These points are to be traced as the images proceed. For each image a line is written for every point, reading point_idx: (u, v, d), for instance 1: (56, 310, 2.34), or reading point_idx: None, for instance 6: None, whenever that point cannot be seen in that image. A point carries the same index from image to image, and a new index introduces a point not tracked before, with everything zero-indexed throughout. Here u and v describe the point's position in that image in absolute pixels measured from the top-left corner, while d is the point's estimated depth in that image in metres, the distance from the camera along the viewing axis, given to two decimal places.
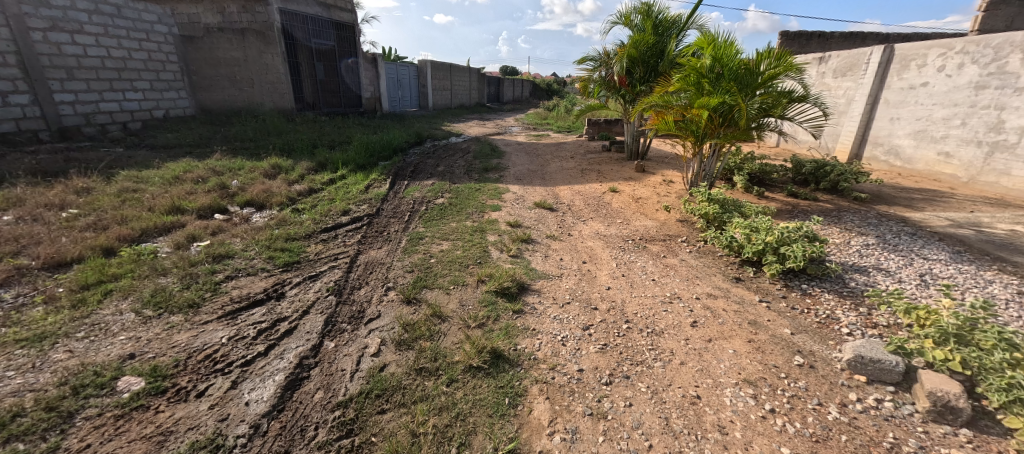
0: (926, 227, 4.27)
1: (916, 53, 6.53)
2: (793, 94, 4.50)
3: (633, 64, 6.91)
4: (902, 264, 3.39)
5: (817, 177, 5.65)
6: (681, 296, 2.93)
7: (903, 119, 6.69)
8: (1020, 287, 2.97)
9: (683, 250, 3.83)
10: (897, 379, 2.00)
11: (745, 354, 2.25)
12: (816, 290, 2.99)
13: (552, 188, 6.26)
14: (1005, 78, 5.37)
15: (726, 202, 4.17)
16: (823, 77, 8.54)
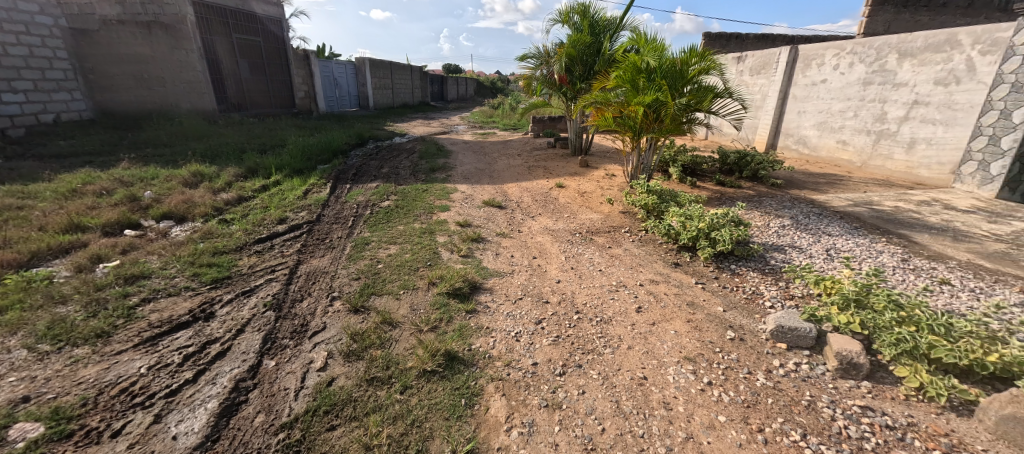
0: (830, 207, 4.84)
1: (816, 53, 7.35)
2: (718, 90, 4.84)
3: (572, 62, 7.12)
4: (812, 241, 3.81)
5: (741, 166, 6.18)
6: (626, 283, 3.08)
7: (809, 112, 7.50)
8: (903, 255, 3.47)
9: (626, 240, 4.02)
10: (812, 343, 2.26)
11: (684, 333, 2.41)
12: (743, 269, 3.29)
13: (500, 186, 6.29)
14: (886, 75, 6.20)
15: (663, 193, 4.44)
16: (741, 75, 9.33)
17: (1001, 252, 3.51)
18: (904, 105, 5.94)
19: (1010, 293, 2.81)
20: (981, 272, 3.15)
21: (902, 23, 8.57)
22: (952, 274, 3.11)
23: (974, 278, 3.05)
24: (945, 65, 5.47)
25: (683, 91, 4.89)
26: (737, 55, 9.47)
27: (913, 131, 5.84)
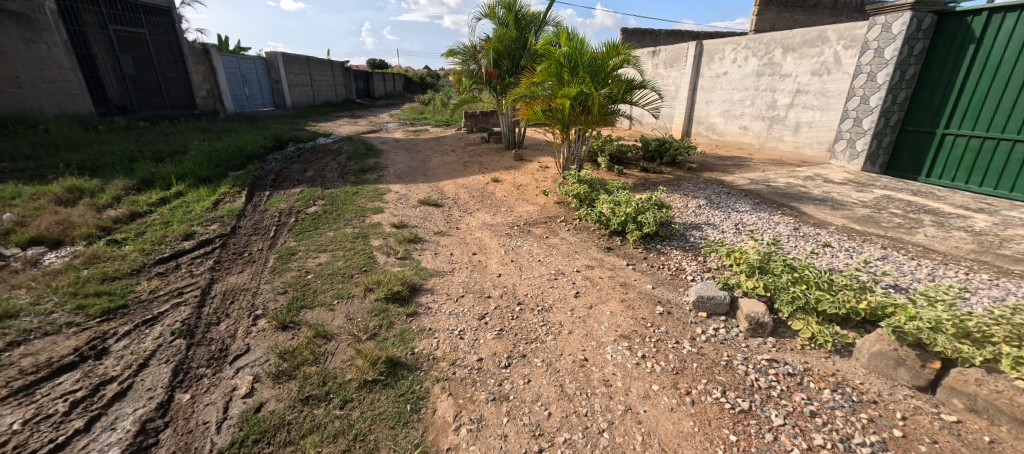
0: (736, 186, 5.40)
1: (718, 47, 8.12)
2: (635, 82, 5.14)
3: (499, 56, 7.14)
4: (723, 217, 4.23)
5: (661, 152, 6.67)
6: (564, 271, 3.19)
7: (715, 101, 8.28)
8: (795, 224, 3.99)
9: (562, 229, 4.16)
10: (727, 309, 2.52)
11: (619, 312, 2.57)
12: (667, 248, 3.56)
13: (436, 183, 6.17)
14: (774, 67, 7.02)
15: (594, 181, 4.64)
16: (656, 68, 10.02)
17: (867, 216, 4.18)
18: (790, 93, 6.78)
19: (874, 250, 3.36)
20: (853, 234, 3.73)
21: (784, 21, 9.76)
22: (832, 238, 3.64)
23: (848, 240, 3.59)
24: (818, 58, 6.32)
25: (605, 83, 5.12)
26: (651, 50, 10.15)
27: (798, 115, 6.69)
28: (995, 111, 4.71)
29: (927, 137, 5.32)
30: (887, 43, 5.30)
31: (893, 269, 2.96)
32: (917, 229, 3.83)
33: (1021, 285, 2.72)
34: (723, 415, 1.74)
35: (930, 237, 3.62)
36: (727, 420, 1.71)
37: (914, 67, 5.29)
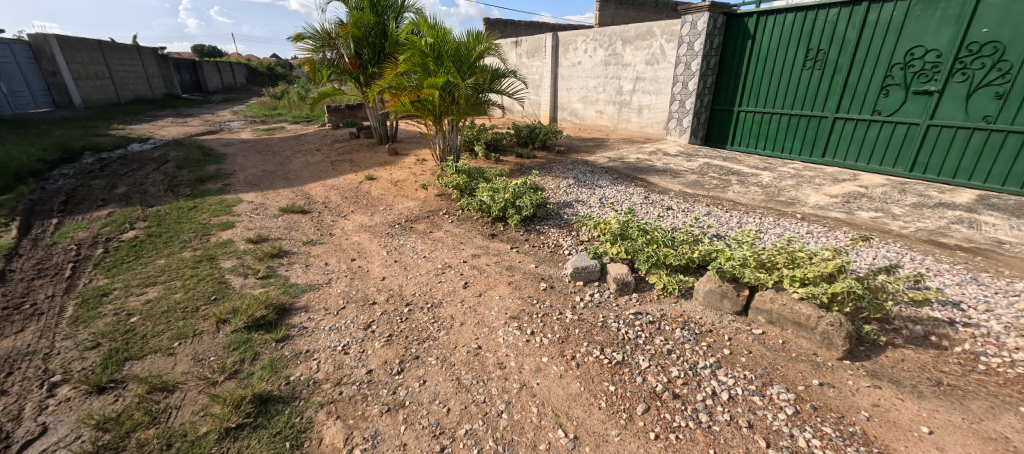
0: (598, 165, 6.04)
1: (571, 39, 8.84)
2: (500, 71, 5.24)
3: (358, 44, 6.59)
4: (590, 194, 4.70)
5: (532, 138, 7.04)
6: (451, 264, 3.16)
7: (574, 89, 9.05)
8: (646, 194, 4.64)
9: (446, 222, 4.11)
10: (599, 275, 2.82)
11: (507, 295, 2.66)
12: (545, 228, 3.81)
13: (300, 187, 5.50)
14: (617, 57, 7.96)
15: (472, 171, 4.67)
16: (520, 58, 10.47)
17: (696, 181, 5.08)
18: (632, 80, 7.78)
19: (702, 208, 4.12)
20: (687, 197, 4.50)
21: (620, 17, 11.13)
22: (672, 202, 4.34)
23: (684, 202, 4.32)
24: (649, 50, 7.35)
25: (470, 72, 5.12)
26: (513, 40, 10.56)
27: (639, 100, 7.73)
28: (768, 92, 6.14)
29: (729, 114, 6.69)
30: (695, 38, 6.43)
31: (715, 222, 3.66)
32: (728, 187, 4.81)
33: (792, 222, 3.64)
34: (603, 370, 1.95)
35: (737, 193, 4.58)
36: (606, 374, 1.92)
37: (715, 58, 6.55)
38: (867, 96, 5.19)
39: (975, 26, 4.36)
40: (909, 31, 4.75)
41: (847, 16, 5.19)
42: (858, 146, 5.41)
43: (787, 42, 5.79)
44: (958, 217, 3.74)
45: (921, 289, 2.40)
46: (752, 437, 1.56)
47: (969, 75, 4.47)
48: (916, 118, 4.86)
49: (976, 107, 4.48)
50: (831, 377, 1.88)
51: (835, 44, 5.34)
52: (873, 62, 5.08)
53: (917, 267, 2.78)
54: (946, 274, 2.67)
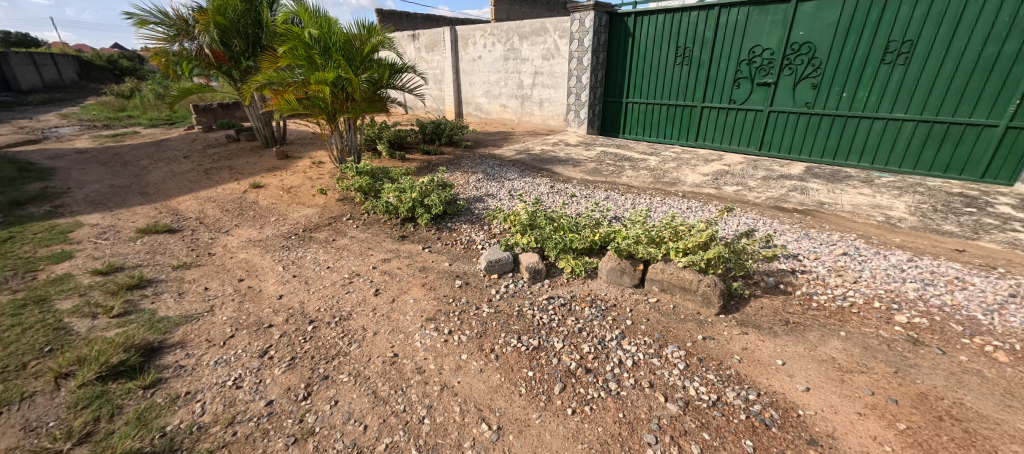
0: (505, 158, 6.16)
1: (469, 33, 8.80)
2: (397, 66, 4.98)
3: (226, 33, 5.73)
4: (499, 187, 4.77)
5: (438, 134, 6.90)
6: (360, 272, 2.97)
7: (477, 83, 9.07)
8: (551, 183, 4.86)
9: (350, 227, 3.83)
10: (513, 266, 2.89)
11: (422, 297, 2.59)
12: (457, 224, 3.77)
13: (164, 202, 4.67)
14: (515, 52, 8.14)
15: (375, 172, 4.42)
16: (418, 52, 10.12)
17: (595, 168, 5.47)
18: (531, 75, 8.04)
19: (601, 193, 4.45)
20: (588, 184, 4.82)
21: (515, 13, 11.39)
22: (576, 189, 4.62)
23: (585, 189, 4.62)
24: (544, 45, 7.66)
25: (364, 67, 4.78)
26: (410, 33, 10.16)
27: (539, 93, 8.04)
28: (649, 85, 6.83)
29: (619, 105, 7.30)
30: (584, 35, 6.88)
31: (613, 205, 3.98)
32: (622, 172, 5.27)
33: (675, 200, 4.12)
34: (522, 358, 2.00)
35: (630, 177, 5.04)
36: (525, 361, 1.99)
37: (603, 54, 7.08)
38: (725, 87, 6.07)
39: (795, 29, 5.34)
40: (750, 32, 5.65)
41: (704, 18, 5.98)
42: (722, 131, 6.31)
43: (660, 40, 6.48)
44: (794, 185, 4.59)
45: (772, 247, 2.91)
46: (653, 395, 1.75)
47: (794, 69, 5.48)
48: (761, 106, 5.83)
49: (800, 95, 5.51)
50: (711, 330, 2.19)
51: (697, 43, 6.13)
52: (726, 59, 5.94)
53: (768, 229, 3.36)
54: (788, 233, 3.26)
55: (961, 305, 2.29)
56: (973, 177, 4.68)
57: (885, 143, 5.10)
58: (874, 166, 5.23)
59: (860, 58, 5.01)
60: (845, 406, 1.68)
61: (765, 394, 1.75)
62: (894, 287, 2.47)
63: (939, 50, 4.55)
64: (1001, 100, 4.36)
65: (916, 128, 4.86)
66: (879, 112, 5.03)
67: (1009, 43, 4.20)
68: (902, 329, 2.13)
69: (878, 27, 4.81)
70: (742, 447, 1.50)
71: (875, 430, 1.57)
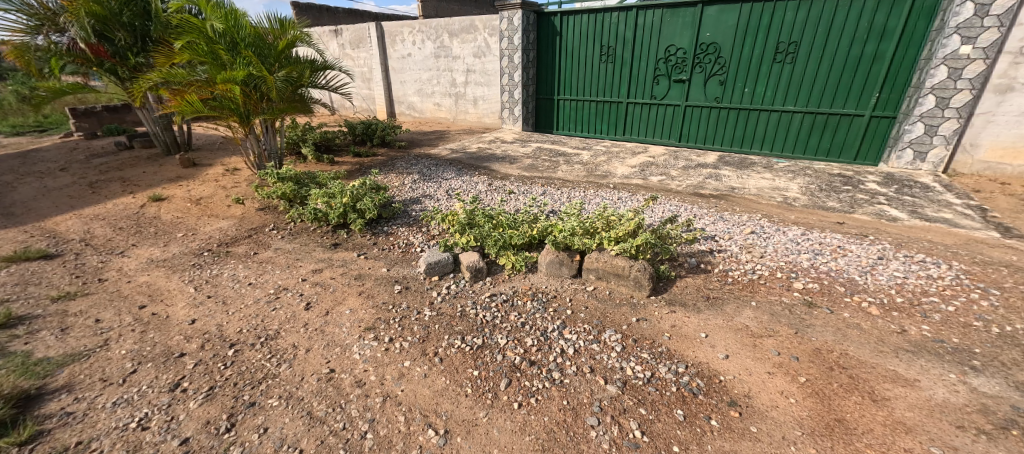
0: (442, 157, 6.05)
1: (396, 29, 8.49)
2: (318, 63, 4.65)
3: (106, 25, 4.98)
4: (437, 187, 4.67)
5: (369, 135, 6.59)
6: (288, 285, 2.74)
7: (408, 82, 8.80)
8: (489, 181, 4.87)
9: (274, 238, 3.52)
10: (454, 266, 2.85)
11: (359, 307, 2.46)
12: (393, 228, 3.64)
13: (37, 223, 3.96)
14: (446, 50, 8.01)
15: (300, 177, 4.10)
16: (342, 48, 9.57)
17: (531, 165, 5.57)
18: (463, 73, 7.97)
19: (539, 188, 4.54)
20: (525, 180, 4.90)
21: (444, 9, 11.20)
22: (513, 186, 4.67)
23: (523, 185, 4.69)
24: (475, 43, 7.62)
25: (279, 64, 4.40)
26: (331, 28, 9.56)
27: (473, 91, 8.00)
28: (578, 82, 7.10)
29: (551, 102, 7.50)
30: (513, 33, 6.96)
31: (550, 200, 4.09)
32: (557, 167, 5.43)
33: (608, 192, 4.33)
34: (466, 358, 1.99)
35: (565, 172, 5.21)
36: (470, 361, 1.97)
37: (533, 52, 7.22)
38: (646, 84, 6.49)
39: (702, 30, 5.84)
40: (664, 32, 6.08)
41: (623, 19, 6.33)
42: (645, 125, 6.74)
43: (586, 39, 6.75)
44: (710, 173, 5.04)
45: (693, 231, 3.17)
46: (594, 380, 1.83)
47: (704, 67, 6.00)
48: (678, 101, 6.31)
49: (711, 91, 6.05)
50: (644, 312, 2.34)
51: (619, 42, 6.48)
52: (646, 58, 6.35)
53: (689, 215, 3.66)
54: (706, 217, 3.58)
55: (842, 269, 2.67)
56: (849, 160, 5.46)
57: (781, 132, 5.77)
58: (774, 153, 5.91)
59: (757, 57, 5.61)
60: (757, 367, 1.89)
61: (692, 366, 1.91)
62: (792, 258, 2.82)
63: (817, 51, 5.23)
64: (865, 93, 5.13)
65: (804, 118, 5.57)
66: (775, 105, 5.68)
67: (868, 45, 4.95)
68: (800, 295, 2.44)
69: (769, 30, 5.42)
70: (674, 416, 1.62)
71: (782, 386, 1.78)
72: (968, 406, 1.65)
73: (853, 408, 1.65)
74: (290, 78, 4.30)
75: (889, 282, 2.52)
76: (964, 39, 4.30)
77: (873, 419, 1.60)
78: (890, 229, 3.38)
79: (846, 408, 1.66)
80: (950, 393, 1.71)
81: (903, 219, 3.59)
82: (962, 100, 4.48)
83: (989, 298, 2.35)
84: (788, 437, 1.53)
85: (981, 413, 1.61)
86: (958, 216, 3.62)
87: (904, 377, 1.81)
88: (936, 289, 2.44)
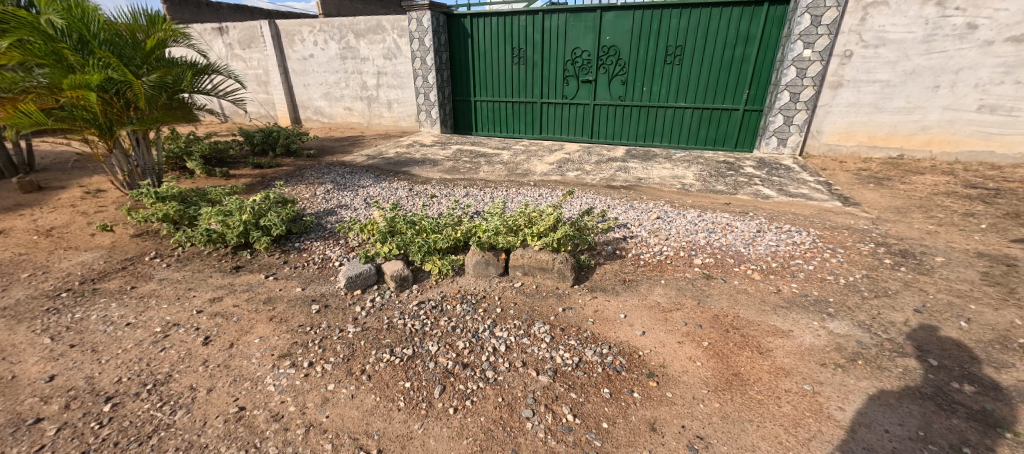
0: (357, 164, 5.72)
1: (294, 29, 7.82)
2: (200, 65, 4.10)
3: None
4: (353, 196, 4.41)
5: (270, 144, 5.99)
6: (179, 320, 2.36)
7: (312, 85, 8.17)
8: (409, 186, 4.73)
9: (158, 268, 3.02)
10: (377, 278, 2.72)
11: (271, 333, 2.22)
12: (306, 243, 3.35)
13: None
14: (353, 51, 7.58)
15: (185, 195, 3.59)
16: (230, 49, 8.56)
17: (452, 167, 5.51)
18: (374, 75, 7.61)
19: (461, 191, 4.52)
20: (447, 183, 4.84)
21: (347, 8, 10.57)
22: (435, 190, 4.59)
23: (445, 188, 4.63)
24: (384, 44, 7.32)
25: (148, 66, 3.81)
26: (215, 26, 8.51)
27: (386, 94, 7.69)
28: (493, 83, 7.20)
29: (468, 104, 7.51)
30: (424, 35, 6.83)
31: (473, 201, 4.09)
32: (479, 168, 5.44)
33: (529, 190, 4.45)
34: (397, 371, 1.91)
35: (486, 173, 5.25)
36: (401, 373, 1.90)
37: (445, 53, 7.16)
38: (556, 85, 6.79)
39: (603, 34, 6.27)
40: (569, 36, 6.42)
41: (531, 22, 6.55)
42: (559, 123, 7.06)
43: (497, 41, 6.87)
44: (620, 167, 5.44)
45: (607, 220, 3.40)
46: (526, 373, 1.87)
47: (607, 68, 6.45)
48: (587, 100, 6.71)
49: (615, 90, 6.53)
50: (569, 301, 2.46)
51: (529, 44, 6.69)
52: (555, 59, 6.64)
53: (604, 206, 3.92)
54: (618, 207, 3.86)
55: (731, 243, 3.07)
56: (732, 148, 6.27)
57: (677, 126, 6.43)
58: (672, 144, 6.56)
59: (651, 59, 6.18)
60: (669, 338, 2.10)
61: (614, 346, 2.05)
62: (691, 238, 3.17)
63: (699, 54, 5.92)
64: (739, 90, 5.93)
65: (694, 113, 6.26)
66: (669, 102, 6.31)
67: (737, 49, 5.74)
68: (700, 269, 2.75)
69: (659, 34, 6.00)
70: (601, 395, 1.73)
71: (690, 352, 1.99)
72: (827, 346, 2.00)
73: (745, 362, 1.91)
74: (163, 82, 3.72)
75: (766, 250, 2.95)
76: (804, 44, 5.19)
77: (761, 369, 1.87)
78: (764, 206, 3.95)
79: (740, 363, 1.91)
80: (815, 338, 2.06)
81: (773, 196, 4.23)
82: (808, 95, 5.41)
83: (836, 256, 2.88)
84: (697, 396, 1.72)
85: (838, 351, 1.97)
86: (813, 191, 4.36)
87: (781, 330, 2.13)
88: (800, 253, 2.92)
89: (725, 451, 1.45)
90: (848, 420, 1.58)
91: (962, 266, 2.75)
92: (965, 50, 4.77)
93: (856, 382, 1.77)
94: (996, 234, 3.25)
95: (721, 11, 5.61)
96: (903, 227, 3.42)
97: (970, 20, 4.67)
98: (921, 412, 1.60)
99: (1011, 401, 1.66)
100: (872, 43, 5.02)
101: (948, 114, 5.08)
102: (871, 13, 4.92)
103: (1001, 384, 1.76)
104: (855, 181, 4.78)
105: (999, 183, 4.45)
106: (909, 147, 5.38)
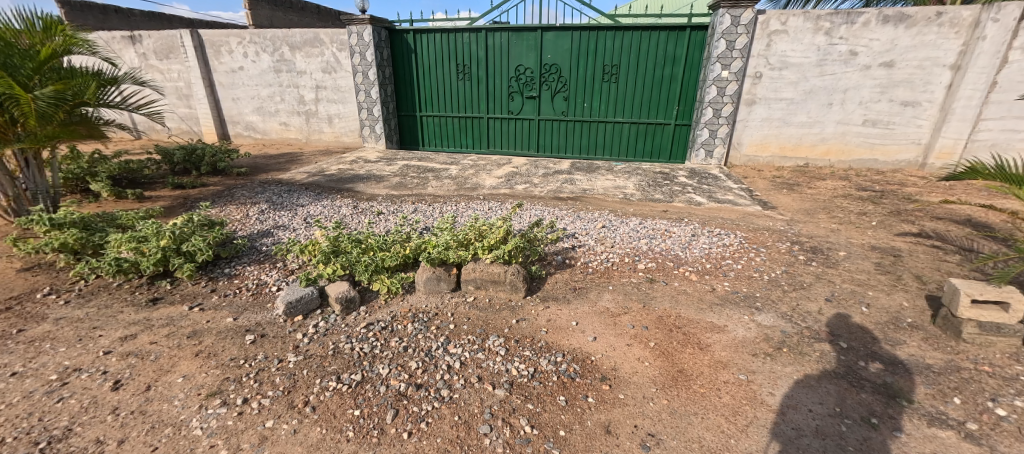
0: (296, 182, 5.41)
1: (220, 39, 7.29)
2: (105, 76, 3.66)
3: None
4: (291, 216, 4.15)
5: (194, 162, 5.52)
6: (81, 364, 2.05)
7: (243, 98, 7.65)
8: (354, 203, 4.55)
9: (53, 306, 2.61)
10: (320, 301, 2.56)
11: (198, 370, 2.00)
12: (238, 268, 3.09)
13: None
14: (287, 64, 7.18)
15: (88, 220, 3.17)
16: (145, 59, 7.80)
17: (399, 183, 5.39)
18: (312, 89, 7.28)
19: (409, 206, 4.42)
20: (394, 199, 4.72)
21: (279, 19, 10.04)
22: (381, 206, 4.44)
23: (392, 204, 4.50)
24: (322, 57, 7.02)
25: (40, 77, 3.32)
26: (126, 34, 7.72)
27: (325, 108, 7.38)
28: (439, 99, 7.19)
29: (414, 119, 7.43)
30: (365, 49, 6.68)
31: (421, 217, 4.04)
32: (427, 184, 5.38)
33: (478, 204, 4.46)
34: (344, 399, 1.80)
35: (435, 187, 5.21)
36: (349, 400, 1.79)
37: (388, 68, 7.04)
38: (502, 100, 6.93)
39: (544, 53, 6.53)
40: (513, 53, 6.60)
41: (474, 39, 6.66)
42: (506, 138, 7.19)
43: (441, 57, 6.89)
44: (566, 179, 5.63)
45: (556, 231, 3.49)
46: (482, 388, 1.85)
47: (549, 84, 6.69)
48: (531, 115, 6.92)
49: (558, 106, 6.78)
50: (522, 312, 2.48)
51: (473, 61, 6.78)
52: (499, 76, 6.78)
53: (552, 217, 4.04)
54: (566, 217, 4.00)
55: (669, 248, 3.27)
56: (666, 159, 6.73)
57: (616, 139, 6.80)
58: (613, 157, 6.91)
59: (590, 77, 6.50)
60: (618, 342, 2.18)
61: (568, 353, 2.09)
62: (634, 244, 3.35)
63: (632, 72, 6.33)
64: (670, 106, 6.41)
65: (631, 127, 6.66)
66: (608, 117, 6.67)
67: (666, 69, 6.22)
68: (643, 274, 2.90)
69: (596, 54, 6.36)
70: (557, 403, 1.75)
71: (639, 352, 2.09)
72: (757, 337, 2.19)
73: (688, 359, 2.03)
74: (61, 97, 3.25)
75: (700, 252, 3.19)
76: (722, 66, 5.73)
77: (702, 363, 2.00)
78: (697, 212, 4.29)
79: (683, 360, 2.03)
80: (746, 331, 2.25)
81: (704, 203, 4.58)
82: (728, 111, 5.97)
83: (760, 255, 3.17)
84: (647, 395, 1.80)
85: (766, 341, 2.16)
86: (737, 198, 4.79)
87: (718, 326, 2.30)
88: (730, 254, 3.18)
89: (674, 445, 1.53)
90: (778, 403, 1.73)
91: (859, 258, 3.15)
92: (849, 73, 5.55)
93: (782, 368, 1.95)
94: (884, 229, 3.76)
95: (651, 34, 6.06)
96: (812, 227, 3.86)
97: (851, 48, 5.45)
98: (836, 390, 1.80)
99: (904, 373, 1.92)
100: (776, 66, 5.69)
101: (840, 127, 5.86)
102: (774, 40, 5.58)
103: (897, 358, 2.02)
104: (771, 187, 5.33)
105: (883, 186, 5.18)
106: (812, 157, 6.11)
